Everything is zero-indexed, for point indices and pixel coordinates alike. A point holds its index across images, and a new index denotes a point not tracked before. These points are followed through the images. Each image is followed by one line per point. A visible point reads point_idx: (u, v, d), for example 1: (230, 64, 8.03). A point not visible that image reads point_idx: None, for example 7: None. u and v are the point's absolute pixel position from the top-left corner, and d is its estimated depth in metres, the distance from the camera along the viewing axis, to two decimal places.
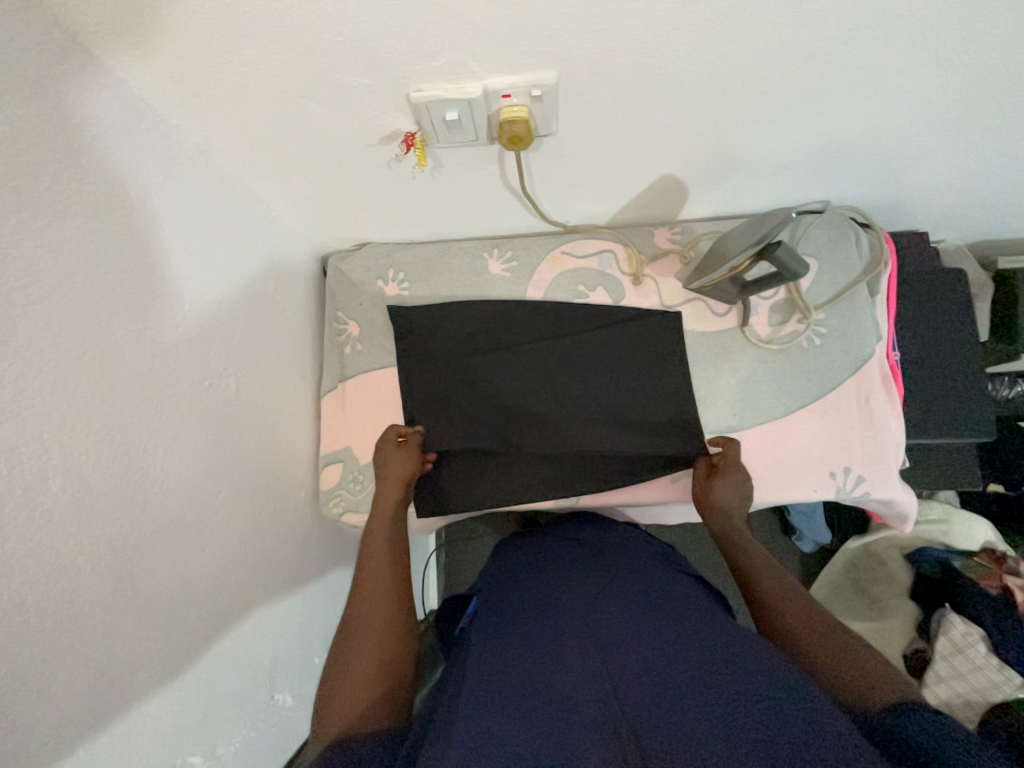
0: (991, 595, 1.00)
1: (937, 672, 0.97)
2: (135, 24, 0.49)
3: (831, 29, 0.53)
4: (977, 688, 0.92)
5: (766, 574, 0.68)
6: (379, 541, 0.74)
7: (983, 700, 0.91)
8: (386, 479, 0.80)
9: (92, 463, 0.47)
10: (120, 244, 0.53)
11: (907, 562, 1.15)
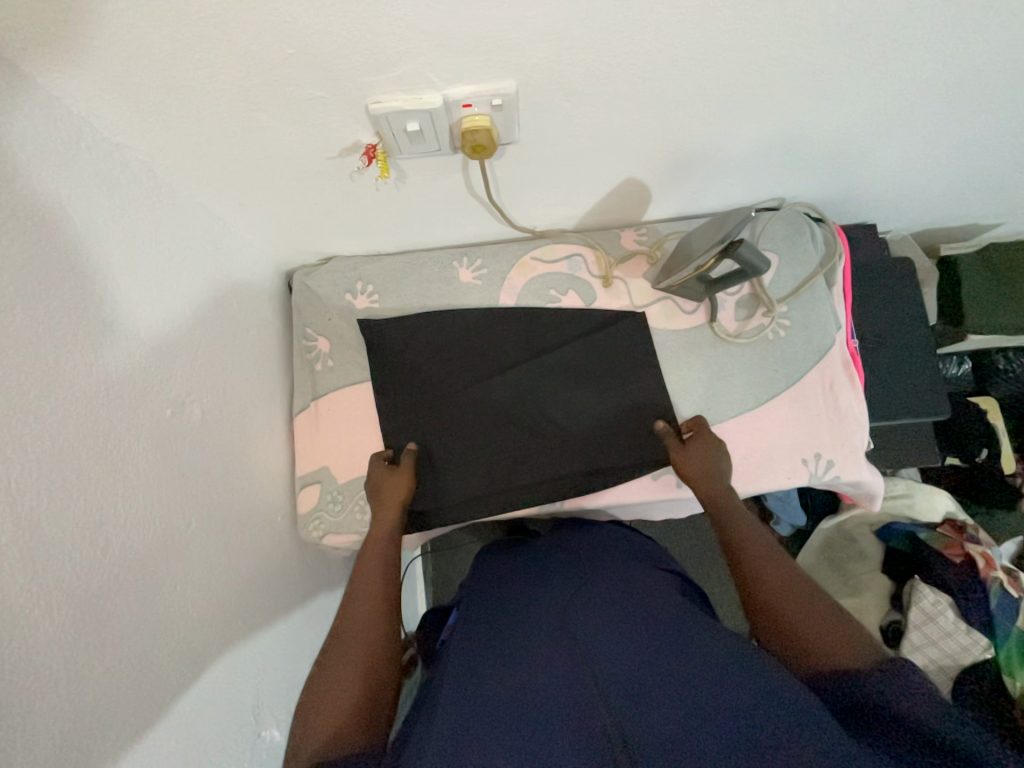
0: (956, 565, 1.06)
1: (912, 641, 1.02)
2: (71, 40, 0.46)
3: (777, 31, 0.55)
4: (949, 653, 0.97)
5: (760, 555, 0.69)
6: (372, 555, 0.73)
7: (954, 664, 0.97)
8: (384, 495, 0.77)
9: (43, 507, 0.44)
10: (65, 271, 0.50)
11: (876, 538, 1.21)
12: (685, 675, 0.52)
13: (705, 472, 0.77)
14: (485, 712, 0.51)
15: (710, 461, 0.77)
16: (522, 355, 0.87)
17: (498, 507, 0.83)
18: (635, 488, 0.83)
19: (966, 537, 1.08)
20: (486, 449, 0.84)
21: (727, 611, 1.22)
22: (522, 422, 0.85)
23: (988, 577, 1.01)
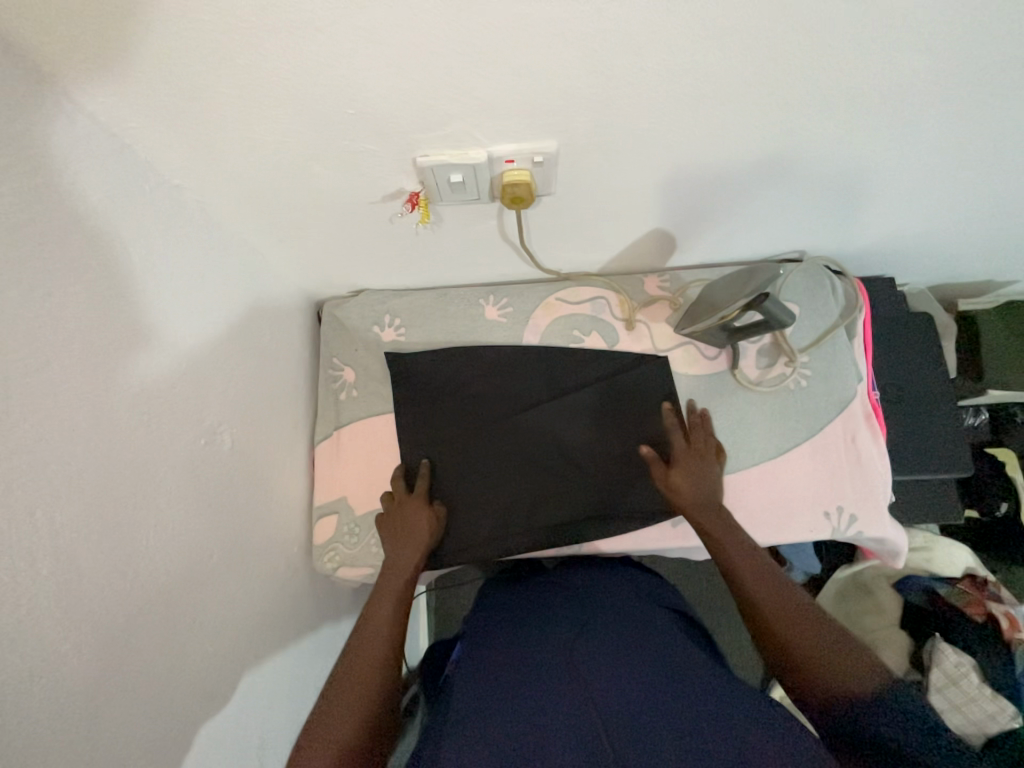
0: (979, 626, 1.05)
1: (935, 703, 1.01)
2: (149, 93, 0.50)
3: (807, 100, 0.58)
4: (976, 720, 0.96)
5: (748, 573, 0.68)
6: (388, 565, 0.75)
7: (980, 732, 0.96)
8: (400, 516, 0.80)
9: (82, 539, 0.44)
10: (121, 306, 0.52)
11: (895, 591, 1.17)
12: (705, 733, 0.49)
13: (696, 494, 0.77)
14: (491, 750, 0.51)
15: (700, 483, 0.77)
16: (543, 394, 0.88)
17: (514, 547, 0.83)
18: (653, 534, 0.83)
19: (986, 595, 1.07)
20: (505, 487, 0.84)
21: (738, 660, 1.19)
22: (542, 461, 0.85)
23: (1012, 642, 1.01)
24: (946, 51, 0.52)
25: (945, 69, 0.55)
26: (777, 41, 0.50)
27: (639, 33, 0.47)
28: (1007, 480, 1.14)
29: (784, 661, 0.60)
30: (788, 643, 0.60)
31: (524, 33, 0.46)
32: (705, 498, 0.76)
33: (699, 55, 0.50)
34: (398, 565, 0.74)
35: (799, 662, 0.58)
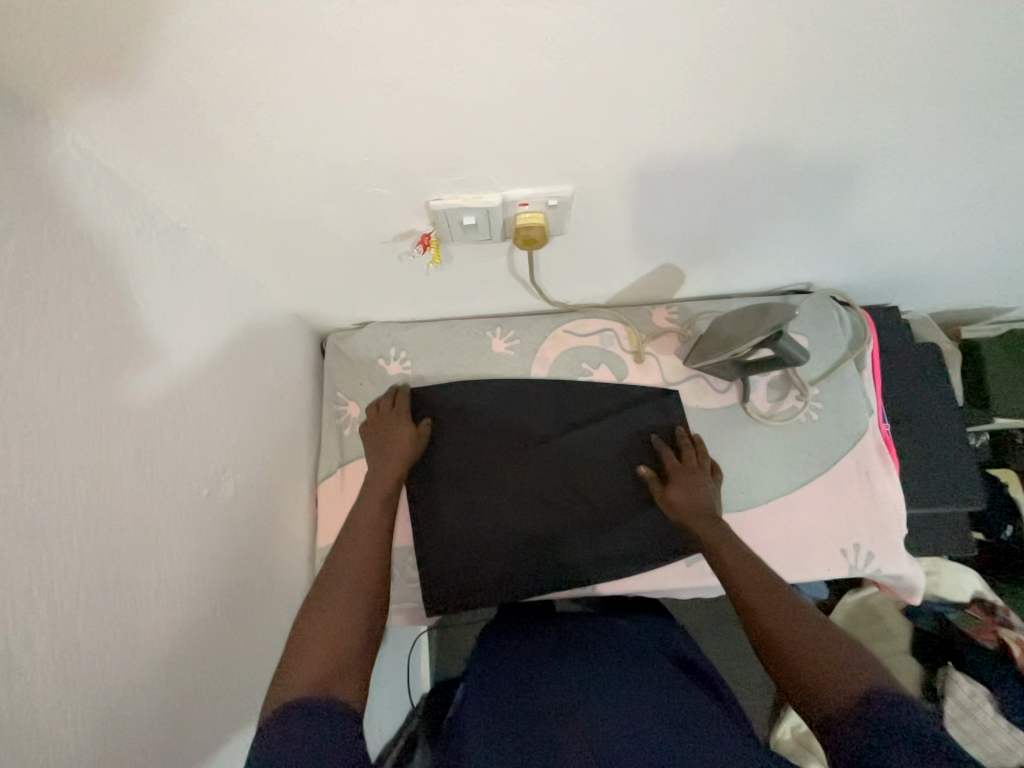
0: (991, 653, 1.03)
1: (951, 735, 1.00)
2: (160, 141, 0.49)
3: (823, 145, 0.58)
4: (992, 753, 0.95)
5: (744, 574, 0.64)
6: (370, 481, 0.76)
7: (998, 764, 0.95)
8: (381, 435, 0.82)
9: (78, 612, 0.42)
10: (125, 358, 0.50)
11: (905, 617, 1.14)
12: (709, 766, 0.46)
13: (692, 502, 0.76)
14: None
15: (695, 488, 0.77)
16: (553, 430, 0.87)
17: (525, 588, 0.81)
18: (667, 573, 0.81)
19: (997, 620, 1.06)
20: (515, 527, 0.83)
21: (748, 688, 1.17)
22: (553, 499, 0.83)
23: None
24: (959, 105, 0.53)
25: (956, 119, 0.55)
26: (793, 95, 0.50)
27: (657, 85, 0.47)
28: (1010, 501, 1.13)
29: (776, 665, 0.55)
30: (780, 643, 0.55)
31: (544, 85, 0.46)
32: (705, 505, 0.75)
33: (716, 106, 0.50)
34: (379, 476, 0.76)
35: (789, 662, 0.54)
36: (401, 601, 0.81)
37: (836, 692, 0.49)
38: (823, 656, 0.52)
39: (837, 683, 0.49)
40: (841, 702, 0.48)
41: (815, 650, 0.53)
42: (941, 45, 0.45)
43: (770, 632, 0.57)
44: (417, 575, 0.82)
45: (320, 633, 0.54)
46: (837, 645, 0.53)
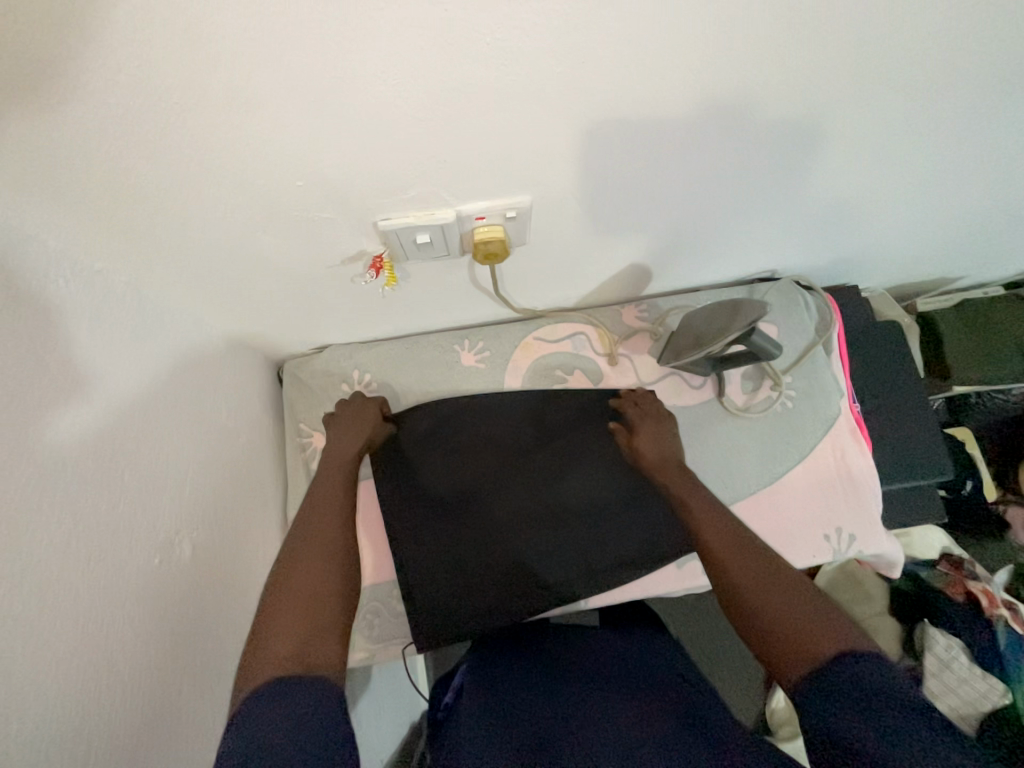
0: (961, 606, 1.07)
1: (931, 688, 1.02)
2: (57, 179, 0.42)
3: (784, 136, 0.57)
4: (970, 700, 0.99)
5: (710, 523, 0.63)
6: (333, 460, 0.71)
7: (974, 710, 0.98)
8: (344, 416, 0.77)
9: (12, 734, 0.36)
10: (45, 425, 0.43)
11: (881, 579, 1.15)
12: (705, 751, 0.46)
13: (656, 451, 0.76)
14: None
15: (662, 437, 0.77)
16: (533, 444, 0.84)
17: (519, 609, 0.78)
18: (659, 577, 0.80)
19: (964, 573, 1.09)
20: (502, 546, 0.80)
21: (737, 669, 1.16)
22: (538, 514, 0.81)
23: (993, 616, 1.04)
24: (915, 86, 0.52)
25: (912, 101, 0.54)
26: (753, 83, 0.48)
27: (614, 83, 0.44)
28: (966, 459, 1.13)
29: (742, 624, 0.53)
30: (747, 604, 0.53)
31: (493, 93, 0.43)
32: (668, 456, 0.75)
33: (676, 100, 0.48)
34: (339, 453, 0.71)
35: (756, 622, 0.51)
36: (391, 638, 0.78)
37: (801, 660, 0.47)
38: (790, 618, 0.50)
39: (803, 649, 0.47)
40: (807, 671, 0.46)
41: (782, 612, 0.51)
42: (902, 24, 0.44)
43: (738, 590, 0.54)
44: (405, 609, 0.78)
45: (296, 601, 0.51)
46: (805, 605, 0.51)
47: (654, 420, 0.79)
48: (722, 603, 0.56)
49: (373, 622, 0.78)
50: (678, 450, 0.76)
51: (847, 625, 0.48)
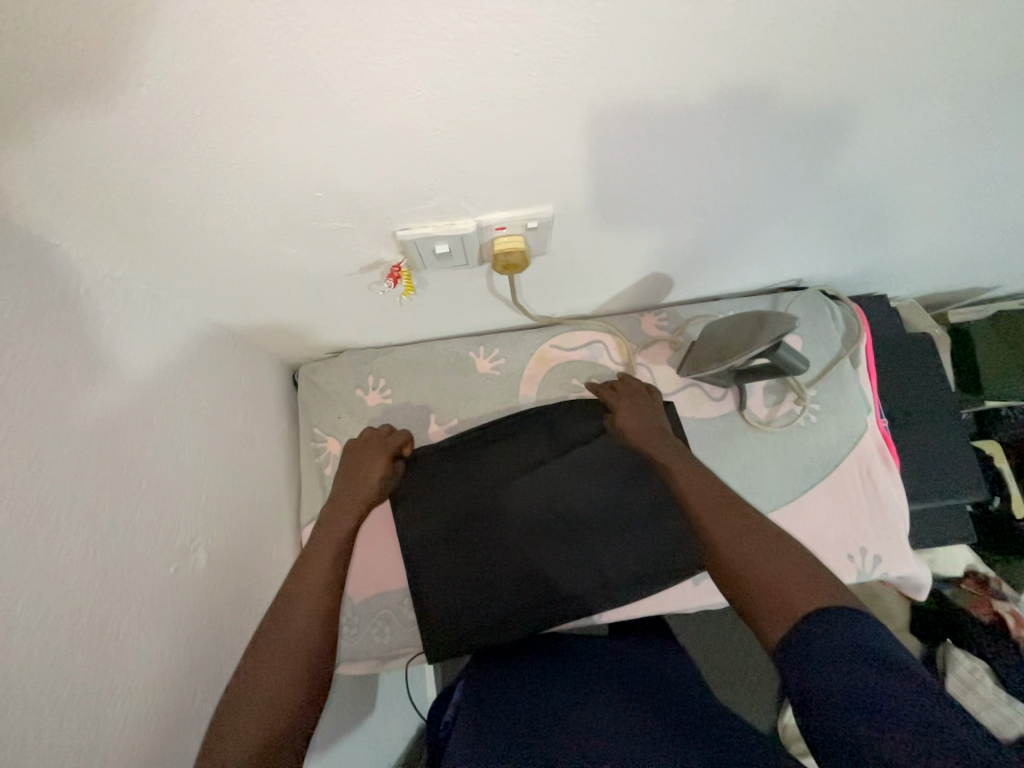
0: (986, 626, 1.02)
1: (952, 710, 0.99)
2: (79, 189, 0.42)
3: (819, 143, 0.54)
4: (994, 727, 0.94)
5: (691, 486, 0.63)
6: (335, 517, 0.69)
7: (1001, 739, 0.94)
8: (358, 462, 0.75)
9: (30, 746, 0.36)
10: (64, 435, 0.43)
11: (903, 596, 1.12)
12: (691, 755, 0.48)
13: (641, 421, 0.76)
14: None
15: (642, 412, 0.77)
16: (547, 455, 0.83)
17: (531, 622, 0.77)
18: (675, 593, 0.79)
19: (992, 593, 1.04)
20: (515, 558, 0.79)
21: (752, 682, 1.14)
22: (551, 525, 0.80)
23: (1020, 640, 0.98)
24: (962, 91, 0.49)
25: (959, 106, 0.52)
26: (787, 90, 0.46)
27: (642, 91, 0.43)
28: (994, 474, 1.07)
29: (729, 588, 0.54)
30: (733, 567, 0.54)
31: (517, 103, 0.41)
32: (650, 424, 0.75)
33: (705, 108, 0.46)
34: (339, 508, 0.70)
35: (741, 586, 0.52)
36: (401, 646, 0.77)
37: (781, 618, 0.47)
38: (772, 580, 0.50)
39: (784, 608, 0.47)
40: (786, 628, 0.46)
41: (765, 574, 0.51)
42: (953, 24, 0.41)
43: (724, 555, 0.55)
44: (417, 619, 0.78)
45: (254, 716, 0.48)
46: (787, 564, 0.51)
47: (631, 398, 0.79)
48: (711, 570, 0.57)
49: (385, 630, 0.78)
50: (662, 421, 0.77)
51: (828, 581, 0.48)
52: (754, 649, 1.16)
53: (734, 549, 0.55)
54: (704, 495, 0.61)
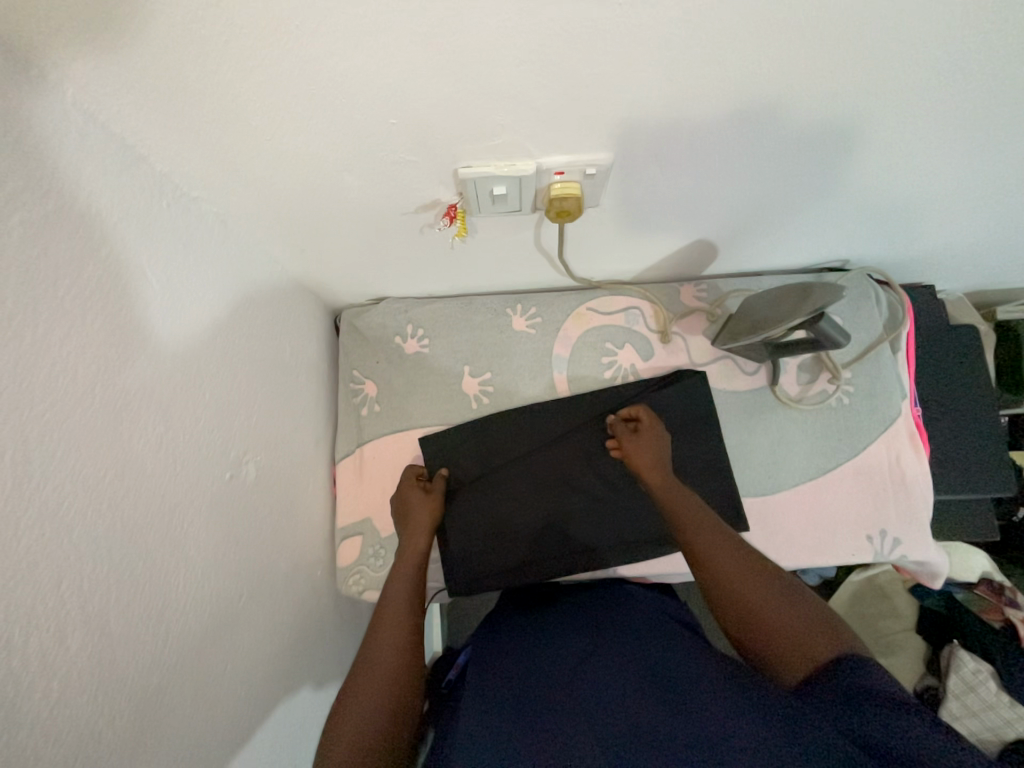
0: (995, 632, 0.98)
1: (949, 710, 0.94)
2: (170, 101, 0.44)
3: (893, 115, 0.53)
4: (990, 726, 0.89)
5: (698, 527, 0.64)
6: (407, 566, 0.69)
7: (996, 739, 0.88)
8: (413, 513, 0.76)
9: (112, 602, 0.40)
10: (141, 340, 0.46)
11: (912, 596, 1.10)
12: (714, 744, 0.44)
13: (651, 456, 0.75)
14: (511, 705, 0.54)
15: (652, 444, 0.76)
16: (576, 416, 0.85)
17: (548, 570, 0.81)
18: None
19: (1004, 601, 1.00)
20: (537, 510, 0.82)
21: None
22: (575, 483, 0.83)
23: None
24: None
25: None
26: (874, 52, 0.44)
27: (725, 44, 0.42)
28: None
29: (743, 631, 0.54)
30: (750, 612, 0.54)
31: (599, 40, 0.41)
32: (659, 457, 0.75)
33: (784, 68, 0.45)
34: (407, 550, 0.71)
35: (758, 635, 0.53)
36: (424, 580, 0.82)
37: (799, 662, 0.49)
38: (788, 625, 0.52)
39: (802, 650, 0.50)
40: (807, 671, 0.48)
41: (776, 616, 0.53)
42: None
43: (741, 598, 0.56)
44: (442, 559, 0.82)
45: (360, 720, 0.51)
46: (801, 611, 0.53)
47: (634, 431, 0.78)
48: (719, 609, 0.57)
49: None
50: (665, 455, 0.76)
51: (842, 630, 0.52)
52: None
53: (747, 597, 0.56)
54: (712, 536, 0.62)
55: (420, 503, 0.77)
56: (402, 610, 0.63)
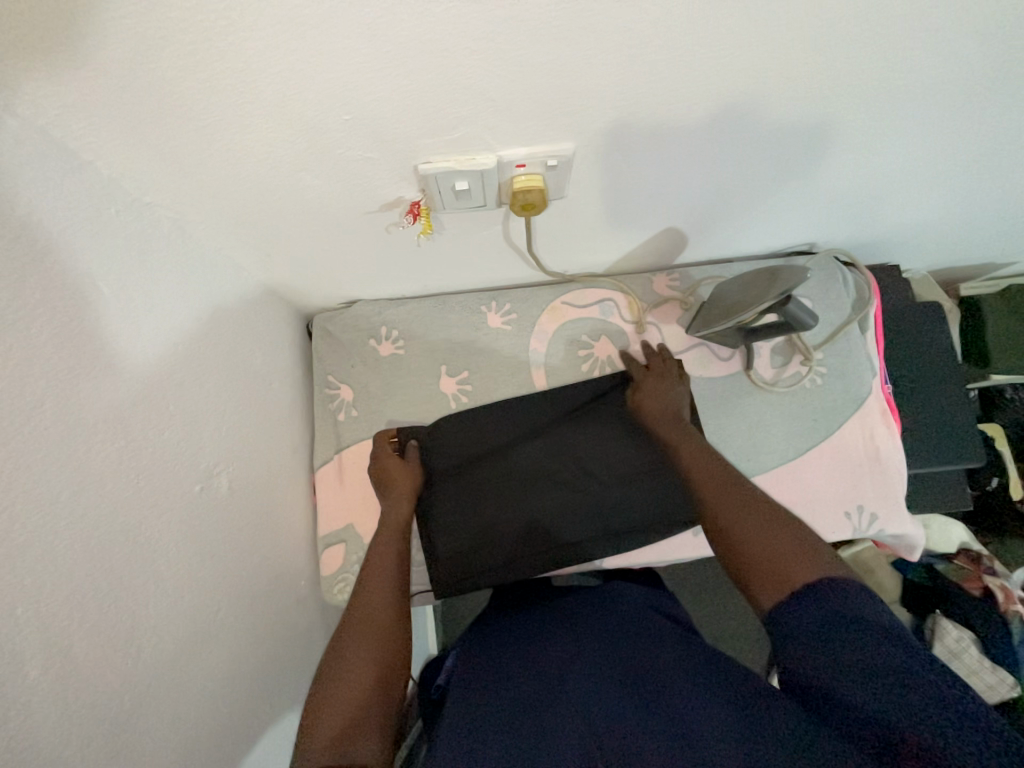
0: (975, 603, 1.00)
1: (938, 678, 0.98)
2: (111, 103, 0.43)
3: (847, 97, 0.53)
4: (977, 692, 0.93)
5: (696, 465, 0.67)
6: (390, 535, 0.69)
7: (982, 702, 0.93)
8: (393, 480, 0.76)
9: (76, 625, 0.39)
10: (96, 352, 0.44)
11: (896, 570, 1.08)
12: (700, 731, 0.43)
13: (660, 406, 0.79)
14: (502, 709, 0.51)
15: (664, 393, 0.80)
16: (556, 411, 0.85)
17: (534, 564, 0.80)
18: (675, 544, 0.82)
19: (983, 569, 1.02)
20: (521, 506, 0.82)
21: (743, 648, 1.17)
22: (558, 476, 0.83)
23: (1007, 612, 0.98)
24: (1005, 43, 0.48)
25: (1000, 62, 0.50)
26: (824, 33, 0.45)
27: (677, 27, 0.42)
28: (994, 456, 1.06)
29: (727, 556, 0.56)
30: (728, 537, 0.57)
31: (549, 29, 0.41)
32: (671, 410, 0.78)
33: (735, 53, 0.45)
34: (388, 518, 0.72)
35: (739, 560, 0.54)
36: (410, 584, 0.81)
37: (775, 586, 0.50)
38: (766, 549, 0.53)
39: (778, 572, 0.51)
40: (782, 596, 0.49)
41: (759, 540, 0.54)
42: None
43: (727, 529, 0.57)
44: (427, 560, 0.81)
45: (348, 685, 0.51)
46: (786, 538, 0.53)
47: (659, 376, 0.82)
48: (708, 534, 0.60)
49: None
50: (683, 406, 0.79)
51: (828, 559, 0.51)
52: (748, 611, 1.19)
53: (736, 522, 0.57)
54: (705, 468, 0.66)
55: (400, 473, 0.77)
56: (386, 577, 0.63)
